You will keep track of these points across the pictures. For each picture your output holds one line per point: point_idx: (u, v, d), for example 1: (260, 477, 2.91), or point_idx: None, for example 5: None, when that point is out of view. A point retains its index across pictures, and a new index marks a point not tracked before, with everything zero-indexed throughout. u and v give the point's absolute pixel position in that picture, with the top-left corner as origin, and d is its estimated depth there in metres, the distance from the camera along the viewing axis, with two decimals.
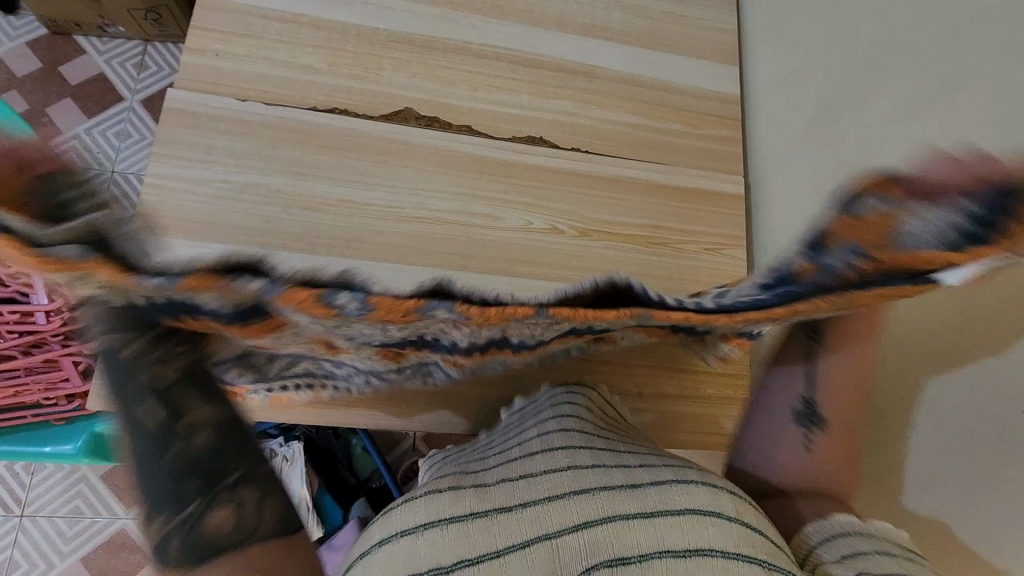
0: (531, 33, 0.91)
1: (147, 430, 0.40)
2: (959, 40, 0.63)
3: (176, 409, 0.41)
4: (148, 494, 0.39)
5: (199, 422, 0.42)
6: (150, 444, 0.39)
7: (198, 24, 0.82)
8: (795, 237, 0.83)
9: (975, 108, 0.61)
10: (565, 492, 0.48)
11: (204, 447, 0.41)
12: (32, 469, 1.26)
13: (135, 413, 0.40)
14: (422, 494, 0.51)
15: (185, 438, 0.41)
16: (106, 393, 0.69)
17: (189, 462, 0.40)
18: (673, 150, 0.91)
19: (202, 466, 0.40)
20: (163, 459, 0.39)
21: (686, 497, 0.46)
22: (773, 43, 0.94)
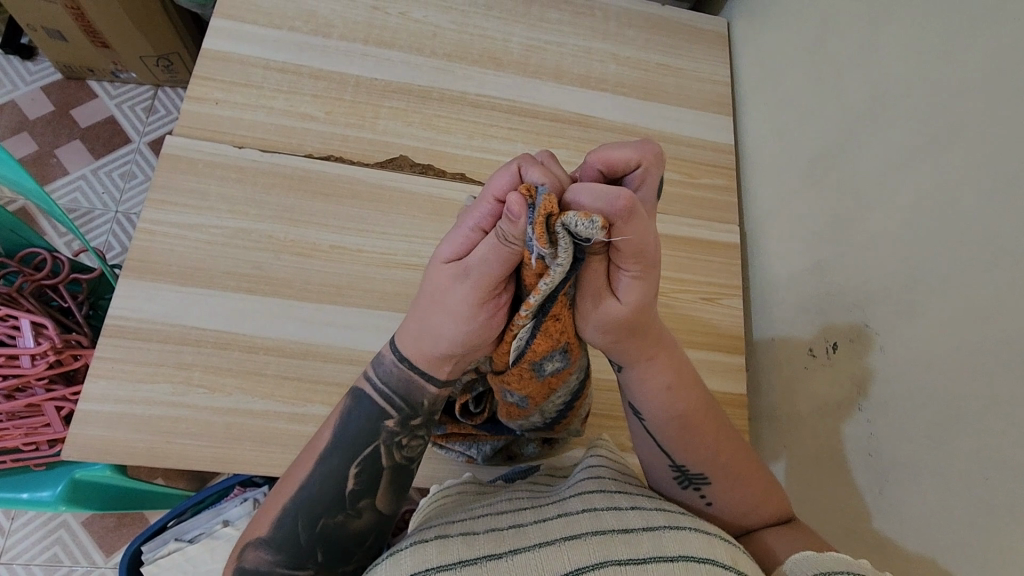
0: (528, 84, 0.93)
1: (330, 505, 0.53)
2: (949, 93, 0.64)
3: (377, 497, 0.55)
4: (280, 535, 0.52)
5: (378, 513, 0.55)
6: (324, 509, 0.53)
7: (201, 74, 0.84)
8: (791, 287, 0.82)
9: (968, 157, 0.60)
10: (552, 538, 0.44)
11: (352, 529, 0.54)
12: (12, 513, 1.23)
13: (335, 482, 0.54)
14: (406, 544, 0.46)
15: (352, 518, 0.54)
16: (83, 443, 0.67)
17: (334, 533, 0.53)
18: (668, 198, 0.91)
19: (334, 547, 0.53)
20: (317, 526, 0.53)
21: (680, 543, 0.43)
22: (766, 96, 0.96)
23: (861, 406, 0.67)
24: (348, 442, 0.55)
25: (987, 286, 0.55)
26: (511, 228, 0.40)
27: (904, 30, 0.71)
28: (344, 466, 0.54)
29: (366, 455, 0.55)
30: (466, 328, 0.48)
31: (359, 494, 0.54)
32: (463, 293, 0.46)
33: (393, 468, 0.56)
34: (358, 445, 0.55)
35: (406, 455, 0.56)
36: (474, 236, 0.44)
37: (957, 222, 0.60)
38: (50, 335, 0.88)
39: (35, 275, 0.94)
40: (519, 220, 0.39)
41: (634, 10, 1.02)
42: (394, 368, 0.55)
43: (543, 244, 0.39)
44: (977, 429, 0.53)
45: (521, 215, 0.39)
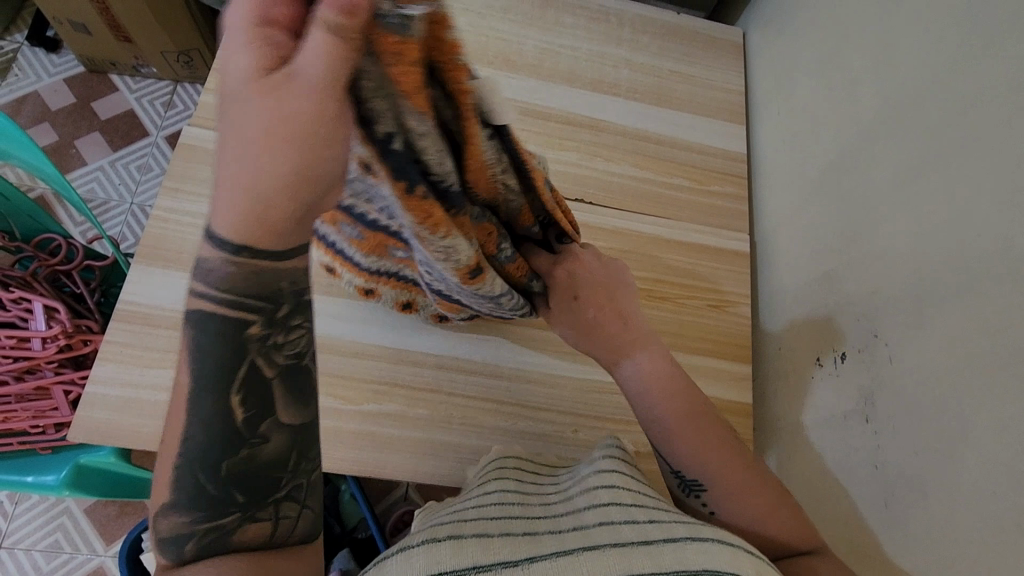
0: (541, 87, 0.94)
1: (224, 442, 0.40)
2: (961, 102, 0.63)
3: (277, 415, 0.42)
4: (186, 493, 0.40)
5: (289, 428, 0.43)
6: (218, 450, 0.40)
7: None
8: (800, 296, 0.82)
9: (981, 166, 0.59)
10: (572, 548, 0.41)
11: (269, 459, 0.42)
12: (17, 498, 1.24)
13: (215, 421, 0.40)
14: (417, 541, 0.41)
15: (262, 449, 0.42)
16: (89, 425, 0.68)
17: (254, 470, 0.42)
18: (677, 204, 0.91)
19: (260, 478, 0.42)
20: (222, 471, 0.40)
21: (703, 555, 0.40)
22: (779, 106, 0.96)
23: (868, 416, 0.66)
24: (210, 371, 0.39)
25: (999, 296, 0.54)
26: (347, 26, 0.31)
27: (919, 42, 0.70)
28: (219, 401, 0.39)
29: (242, 374, 0.40)
30: (321, 159, 0.33)
31: (256, 420, 0.41)
32: (302, 102, 0.32)
33: (286, 371, 0.42)
34: (226, 373, 0.39)
35: (290, 356, 0.43)
36: (272, 37, 0.33)
37: (968, 230, 0.59)
38: (62, 320, 0.89)
39: (51, 261, 0.96)
40: (372, 25, 0.31)
41: (650, 17, 1.02)
42: (234, 268, 0.37)
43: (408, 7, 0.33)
44: (986, 441, 0.52)
45: (377, 23, 0.31)
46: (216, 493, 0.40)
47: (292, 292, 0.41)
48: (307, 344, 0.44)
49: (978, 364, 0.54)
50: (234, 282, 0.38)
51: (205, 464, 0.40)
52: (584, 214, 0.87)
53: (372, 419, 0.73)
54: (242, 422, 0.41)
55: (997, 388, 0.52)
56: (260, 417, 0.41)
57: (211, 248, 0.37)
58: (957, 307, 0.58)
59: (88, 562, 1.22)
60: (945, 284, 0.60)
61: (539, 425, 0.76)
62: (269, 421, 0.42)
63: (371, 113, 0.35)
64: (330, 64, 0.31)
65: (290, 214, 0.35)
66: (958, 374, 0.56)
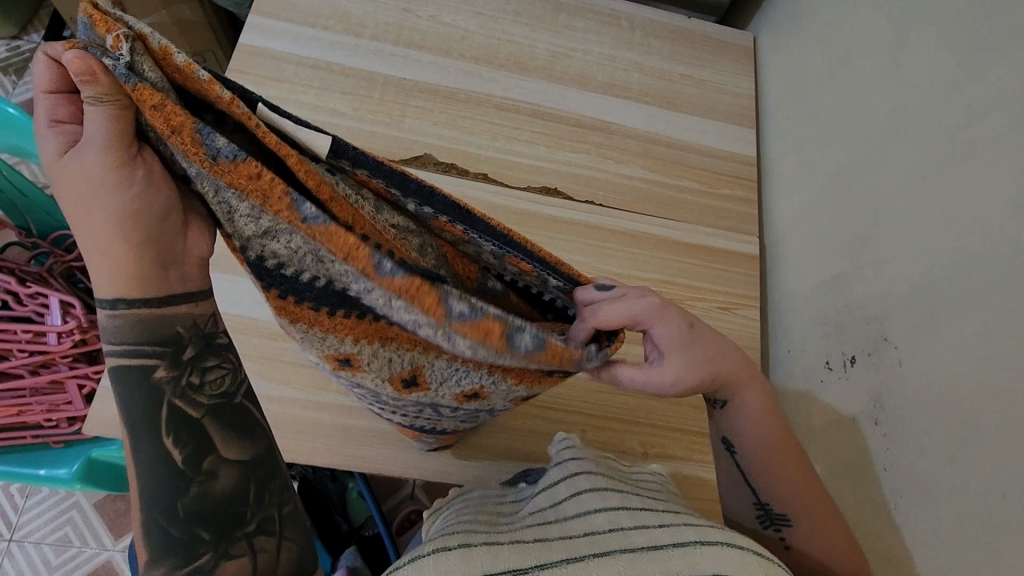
0: (552, 89, 0.94)
1: (175, 483, 0.47)
2: (974, 106, 0.64)
3: (218, 450, 0.49)
4: (155, 538, 0.46)
5: (235, 462, 0.50)
6: (175, 493, 0.47)
7: (236, 67, 0.86)
8: (810, 300, 0.82)
9: (994, 170, 0.59)
10: (581, 554, 0.40)
11: (224, 492, 0.49)
12: (28, 492, 1.25)
13: (160, 464, 0.47)
14: (428, 551, 0.42)
15: (213, 485, 0.48)
16: (103, 418, 0.69)
17: (213, 506, 0.48)
18: (687, 207, 0.91)
19: (222, 510, 0.48)
20: (181, 512, 0.47)
21: (714, 560, 0.38)
22: (789, 110, 0.96)
23: (877, 420, 0.66)
24: (140, 427, 0.46)
25: (1011, 301, 0.54)
26: (94, 88, 0.35)
27: (930, 47, 0.71)
28: (155, 449, 0.46)
29: (171, 421, 0.47)
30: (133, 206, 0.40)
31: (201, 457, 0.48)
32: (95, 163, 0.38)
33: (213, 406, 0.50)
34: (152, 424, 0.46)
35: (214, 394, 0.50)
36: (66, 125, 0.40)
37: (980, 236, 0.59)
38: (77, 315, 0.90)
39: (66, 257, 0.97)
40: (103, 76, 0.34)
41: (660, 21, 1.03)
42: (130, 323, 0.45)
43: (115, 43, 0.34)
44: (997, 446, 0.52)
45: (95, 67, 0.34)
46: (182, 532, 0.47)
47: (194, 334, 0.48)
48: (231, 385, 0.51)
49: (991, 368, 0.54)
50: (136, 340, 0.45)
51: (174, 505, 0.47)
52: (594, 215, 0.87)
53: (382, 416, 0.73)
54: (186, 461, 0.47)
55: (1008, 393, 0.52)
56: (201, 451, 0.48)
57: (110, 325, 0.45)
58: (968, 312, 0.58)
59: (97, 557, 1.23)
60: (956, 289, 0.60)
61: (549, 425, 0.77)
62: (219, 459, 0.49)
63: (170, 157, 0.39)
64: (99, 121, 0.37)
65: (130, 253, 0.42)
66: (970, 377, 0.56)
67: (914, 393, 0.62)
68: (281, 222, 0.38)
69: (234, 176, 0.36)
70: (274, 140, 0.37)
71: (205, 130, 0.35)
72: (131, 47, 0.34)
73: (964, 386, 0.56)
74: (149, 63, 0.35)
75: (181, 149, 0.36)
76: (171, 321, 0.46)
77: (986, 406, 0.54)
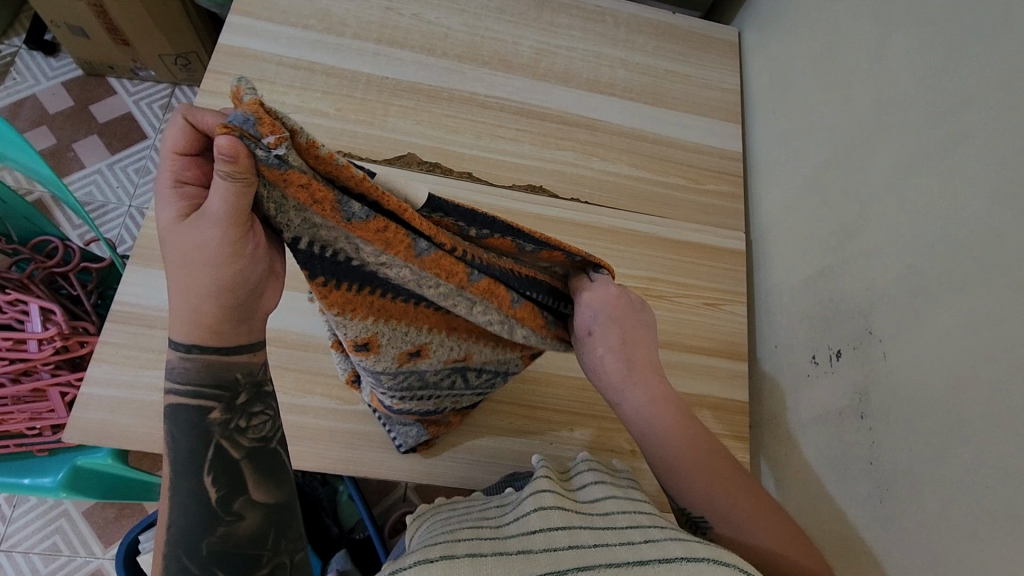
0: (536, 86, 0.94)
1: (204, 519, 0.45)
2: (955, 99, 0.64)
3: (249, 493, 0.46)
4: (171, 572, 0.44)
5: (262, 508, 0.47)
6: (196, 530, 0.45)
7: (215, 68, 0.85)
8: (795, 295, 0.82)
9: (975, 162, 0.59)
10: (565, 567, 0.39)
11: (248, 533, 0.46)
12: (15, 500, 1.24)
13: (190, 501, 0.44)
14: (409, 563, 0.41)
15: (238, 527, 0.46)
16: (84, 426, 0.68)
17: (233, 547, 0.45)
18: (674, 203, 0.91)
19: (242, 551, 0.46)
20: (204, 550, 0.44)
21: None
22: (773, 105, 0.96)
23: (862, 413, 0.66)
24: (183, 460, 0.45)
25: (993, 294, 0.54)
26: (231, 168, 0.33)
27: (912, 40, 0.71)
28: (193, 482, 0.44)
29: (209, 457, 0.45)
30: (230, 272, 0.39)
31: (230, 500, 0.45)
32: (208, 234, 0.37)
33: (258, 450, 0.47)
34: (195, 459, 0.45)
35: (255, 439, 0.47)
36: (190, 188, 0.39)
37: (962, 228, 0.59)
38: (59, 321, 0.89)
39: (47, 263, 0.96)
40: (245, 159, 0.33)
41: (645, 17, 1.03)
42: (189, 365, 0.44)
43: (275, 141, 0.33)
44: (979, 440, 0.52)
45: (243, 154, 0.33)
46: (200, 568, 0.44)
47: (249, 379, 0.47)
48: (272, 429, 0.49)
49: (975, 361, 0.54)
50: (199, 382, 0.44)
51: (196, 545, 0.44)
52: (580, 213, 0.87)
53: (368, 419, 0.73)
54: (217, 503, 0.45)
55: (992, 386, 0.52)
56: (232, 494, 0.45)
57: (173, 366, 0.44)
58: (951, 305, 0.58)
59: (87, 565, 1.21)
60: (938, 282, 0.60)
61: (537, 425, 0.76)
62: (247, 502, 0.46)
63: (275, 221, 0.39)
64: (223, 197, 0.35)
65: (218, 313, 0.42)
66: (954, 370, 0.56)
67: (898, 387, 0.62)
68: (397, 258, 0.42)
69: (364, 231, 0.40)
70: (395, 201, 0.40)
71: (343, 197, 0.38)
72: (286, 146, 0.34)
73: (948, 380, 0.56)
74: (293, 153, 0.35)
75: (305, 205, 0.38)
76: (228, 368, 0.45)
77: (970, 400, 0.54)
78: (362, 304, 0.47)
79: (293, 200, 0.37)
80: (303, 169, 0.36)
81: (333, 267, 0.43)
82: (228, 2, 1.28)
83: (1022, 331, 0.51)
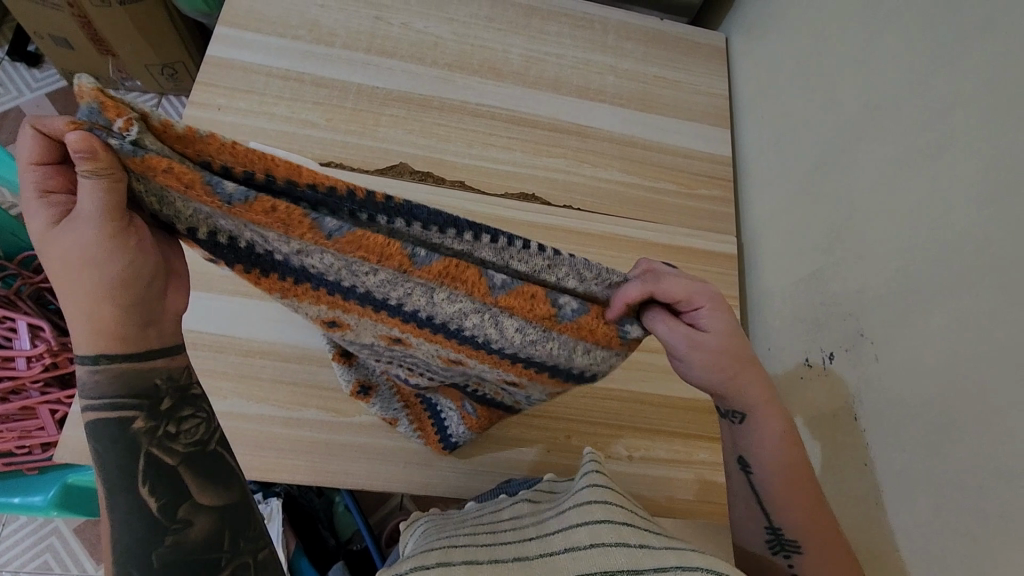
0: (526, 94, 0.94)
1: (147, 530, 0.43)
2: (939, 105, 0.65)
3: (194, 497, 0.44)
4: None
5: (211, 509, 0.45)
6: (144, 544, 0.42)
7: (203, 80, 0.84)
8: (787, 298, 0.83)
9: (961, 167, 0.61)
10: None
11: (199, 540, 0.44)
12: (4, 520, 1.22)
13: (132, 516, 0.42)
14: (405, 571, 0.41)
15: (188, 533, 0.44)
16: (75, 445, 0.67)
17: (186, 555, 0.43)
18: (665, 209, 0.92)
19: (197, 558, 0.44)
20: (154, 564, 0.42)
21: None
22: (762, 110, 0.97)
23: (857, 416, 0.66)
24: (114, 475, 0.43)
25: (981, 296, 0.55)
26: (93, 165, 0.34)
27: (898, 47, 0.72)
28: (127, 495, 0.42)
29: (144, 466, 0.43)
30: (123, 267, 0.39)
31: (177, 508, 0.43)
32: (86, 235, 0.37)
33: (196, 454, 0.46)
34: (126, 473, 0.43)
35: (190, 443, 0.46)
36: (57, 197, 0.38)
37: (951, 233, 0.60)
38: (48, 337, 0.88)
39: (34, 278, 0.94)
40: (104, 152, 0.34)
41: (633, 24, 1.03)
42: (99, 376, 0.42)
43: (125, 125, 0.34)
44: (972, 440, 0.53)
45: (98, 146, 0.33)
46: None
47: (171, 383, 0.45)
48: (207, 431, 0.47)
49: (967, 362, 0.55)
50: (115, 394, 0.42)
51: (146, 560, 0.42)
52: (572, 219, 0.87)
53: (364, 431, 0.73)
54: (163, 513, 0.43)
55: (984, 388, 0.53)
56: (175, 501, 0.44)
57: (85, 381, 0.42)
58: (940, 308, 0.59)
59: None
60: (927, 285, 0.61)
61: (534, 433, 0.77)
62: (194, 505, 0.44)
63: (174, 212, 0.40)
64: (89, 193, 0.35)
65: (119, 317, 0.41)
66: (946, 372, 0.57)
67: (892, 389, 0.62)
68: (308, 242, 0.41)
69: (251, 214, 0.38)
70: (285, 168, 0.38)
71: (211, 177, 0.37)
72: (140, 128, 0.35)
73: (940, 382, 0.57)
74: (151, 137, 0.35)
75: (185, 193, 0.37)
76: (150, 372, 0.43)
77: (963, 402, 0.54)
78: (306, 290, 0.48)
79: (170, 190, 0.37)
80: (177, 150, 0.37)
81: (249, 257, 0.45)
82: (215, 11, 1.27)
83: (1012, 332, 0.52)
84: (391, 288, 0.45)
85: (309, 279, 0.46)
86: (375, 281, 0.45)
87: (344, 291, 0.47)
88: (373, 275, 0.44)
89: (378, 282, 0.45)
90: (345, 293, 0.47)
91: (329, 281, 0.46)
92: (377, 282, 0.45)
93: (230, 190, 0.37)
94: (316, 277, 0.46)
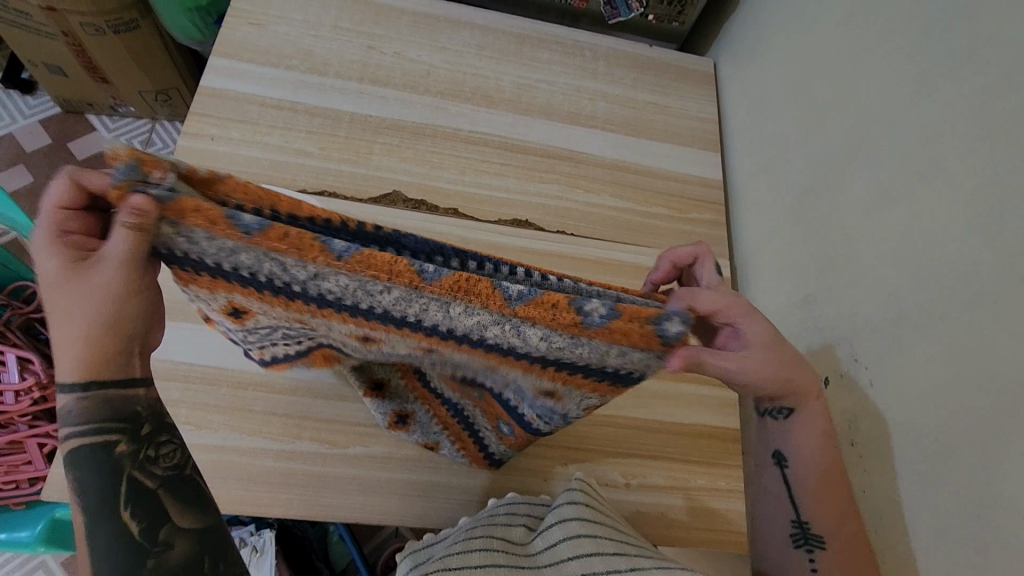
0: (519, 120, 0.95)
1: (126, 563, 0.43)
2: (927, 133, 0.66)
3: (172, 522, 0.45)
4: None
5: (191, 533, 0.46)
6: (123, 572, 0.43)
7: (196, 111, 0.85)
8: (781, 322, 0.83)
9: (949, 194, 0.61)
10: None
11: (181, 561, 0.44)
12: None
13: (112, 543, 0.43)
14: None
15: (168, 556, 0.44)
16: (62, 482, 0.65)
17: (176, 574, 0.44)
18: (658, 232, 0.92)
19: None
20: None
21: None
22: (751, 134, 0.98)
23: (853, 441, 0.66)
24: (93, 504, 0.43)
25: (974, 323, 0.55)
26: (136, 219, 0.38)
27: (885, 77, 0.73)
28: (112, 524, 0.43)
29: (112, 504, 0.44)
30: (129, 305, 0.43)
31: (155, 533, 0.44)
32: (112, 274, 0.41)
33: (172, 482, 0.47)
34: (105, 501, 0.44)
35: (168, 469, 0.47)
36: (73, 238, 0.42)
37: (939, 259, 0.61)
38: (38, 369, 0.87)
39: (24, 309, 0.94)
40: (147, 208, 0.37)
41: (622, 50, 1.05)
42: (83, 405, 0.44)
43: (162, 175, 0.38)
44: (968, 466, 0.53)
45: (146, 203, 0.37)
46: None
47: (150, 412, 0.47)
48: (185, 458, 0.48)
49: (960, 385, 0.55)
50: (96, 422, 0.44)
51: None
52: (565, 245, 0.87)
53: (359, 462, 0.72)
54: (142, 539, 0.44)
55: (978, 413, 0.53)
56: (154, 527, 0.44)
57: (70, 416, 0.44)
58: (933, 334, 0.59)
59: None
60: (918, 310, 0.61)
61: (531, 461, 0.76)
62: (173, 530, 0.45)
63: (203, 260, 0.42)
64: (125, 243, 0.40)
65: (117, 344, 0.44)
66: (941, 396, 0.57)
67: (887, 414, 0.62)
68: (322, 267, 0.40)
69: (267, 242, 0.39)
70: (287, 200, 0.42)
71: (232, 211, 0.38)
72: (175, 177, 0.39)
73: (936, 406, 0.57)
74: (184, 184, 0.40)
75: (212, 233, 0.39)
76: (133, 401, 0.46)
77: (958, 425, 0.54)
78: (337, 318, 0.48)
79: (192, 229, 0.39)
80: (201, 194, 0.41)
81: (278, 292, 0.44)
82: (210, 40, 1.29)
83: (1003, 360, 0.52)
84: (409, 313, 0.44)
85: (333, 309, 0.46)
86: (386, 306, 0.44)
87: (369, 321, 0.47)
88: (387, 297, 0.43)
89: (396, 309, 0.44)
90: (371, 323, 0.47)
91: (355, 311, 0.45)
92: (396, 306, 0.44)
93: (246, 218, 0.39)
94: (340, 307, 0.45)
